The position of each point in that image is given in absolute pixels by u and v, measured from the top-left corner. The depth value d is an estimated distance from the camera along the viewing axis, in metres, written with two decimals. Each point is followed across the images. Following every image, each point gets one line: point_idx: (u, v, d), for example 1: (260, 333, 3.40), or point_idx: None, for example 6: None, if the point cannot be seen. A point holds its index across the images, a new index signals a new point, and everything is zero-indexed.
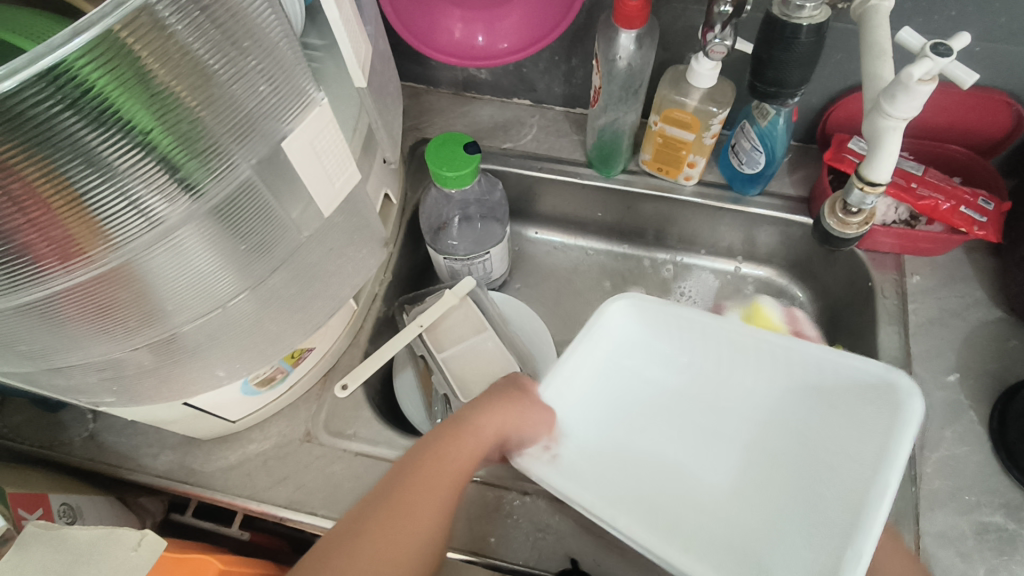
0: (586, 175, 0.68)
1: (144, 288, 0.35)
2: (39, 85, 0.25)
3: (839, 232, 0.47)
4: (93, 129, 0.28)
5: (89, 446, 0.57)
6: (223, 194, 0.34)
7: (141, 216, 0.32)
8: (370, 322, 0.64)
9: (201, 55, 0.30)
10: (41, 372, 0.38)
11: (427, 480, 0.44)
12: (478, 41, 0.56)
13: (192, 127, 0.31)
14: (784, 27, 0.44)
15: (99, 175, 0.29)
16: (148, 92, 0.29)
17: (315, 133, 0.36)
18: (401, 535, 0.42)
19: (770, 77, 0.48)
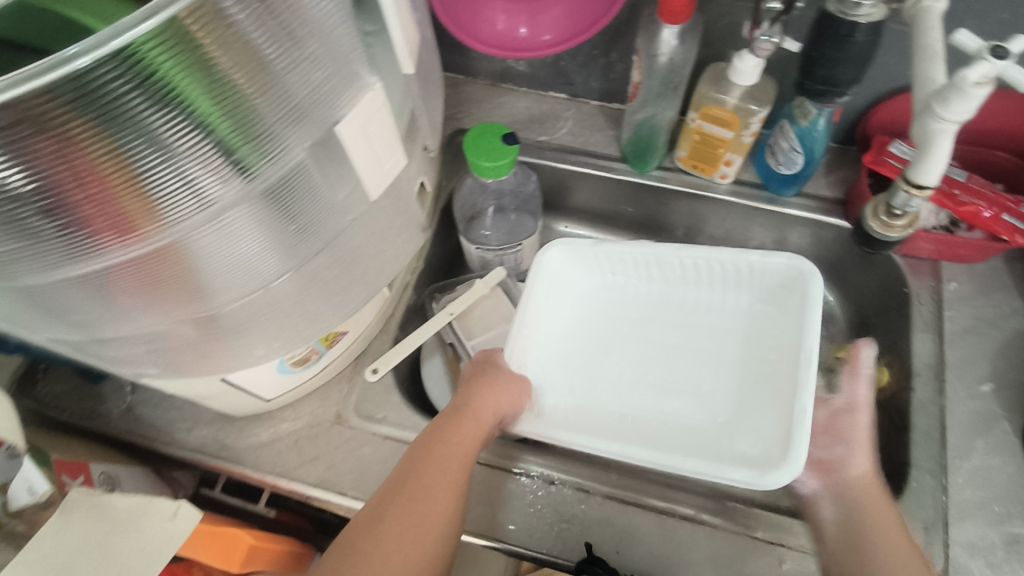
0: (619, 170, 0.68)
1: (193, 264, 0.35)
2: (109, 64, 0.26)
3: (881, 234, 0.48)
4: (155, 110, 0.28)
5: (126, 418, 0.58)
6: (274, 178, 0.35)
7: (195, 197, 0.32)
8: (401, 309, 0.65)
9: (259, 44, 0.30)
10: (88, 341, 0.39)
11: (444, 463, 0.46)
12: (520, 33, 0.56)
13: (249, 113, 0.32)
14: (841, 25, 0.43)
15: (158, 157, 0.30)
16: (210, 78, 0.30)
17: (367, 116, 0.37)
18: (424, 515, 0.43)
19: (820, 75, 0.47)
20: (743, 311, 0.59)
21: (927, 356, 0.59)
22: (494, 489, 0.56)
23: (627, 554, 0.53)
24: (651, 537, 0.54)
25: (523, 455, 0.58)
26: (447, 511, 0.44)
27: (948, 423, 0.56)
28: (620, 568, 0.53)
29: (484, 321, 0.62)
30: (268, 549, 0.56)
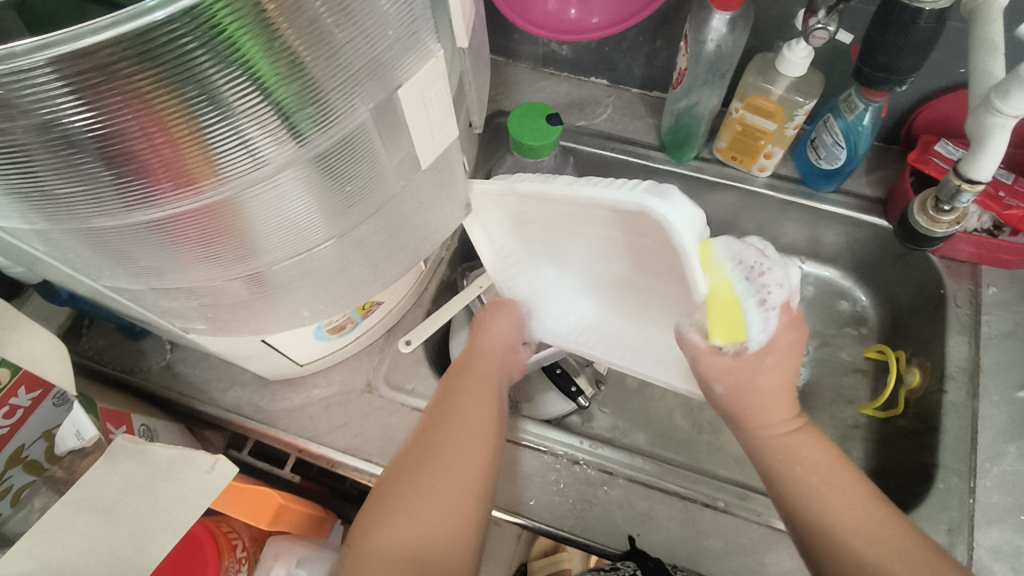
0: (656, 158, 0.68)
1: (245, 220, 0.36)
2: (181, 20, 0.26)
3: (927, 229, 0.48)
4: (218, 69, 0.28)
5: (165, 374, 0.60)
6: (328, 145, 0.35)
7: (249, 155, 0.33)
8: (433, 284, 0.66)
9: (322, 15, 0.30)
10: (148, 291, 0.41)
11: (463, 421, 0.49)
12: (570, 15, 0.56)
13: (309, 81, 0.32)
14: (903, 11, 0.43)
15: (220, 115, 0.30)
16: (273, 44, 0.29)
17: (427, 84, 0.37)
18: (447, 468, 0.46)
19: (880, 62, 0.47)
20: (625, 228, 0.46)
21: (961, 358, 0.58)
22: (513, 463, 0.57)
23: (650, 535, 0.54)
24: (672, 523, 0.54)
25: (543, 431, 0.59)
26: (474, 460, 0.47)
27: (981, 428, 0.55)
28: None
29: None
30: (295, 510, 0.57)
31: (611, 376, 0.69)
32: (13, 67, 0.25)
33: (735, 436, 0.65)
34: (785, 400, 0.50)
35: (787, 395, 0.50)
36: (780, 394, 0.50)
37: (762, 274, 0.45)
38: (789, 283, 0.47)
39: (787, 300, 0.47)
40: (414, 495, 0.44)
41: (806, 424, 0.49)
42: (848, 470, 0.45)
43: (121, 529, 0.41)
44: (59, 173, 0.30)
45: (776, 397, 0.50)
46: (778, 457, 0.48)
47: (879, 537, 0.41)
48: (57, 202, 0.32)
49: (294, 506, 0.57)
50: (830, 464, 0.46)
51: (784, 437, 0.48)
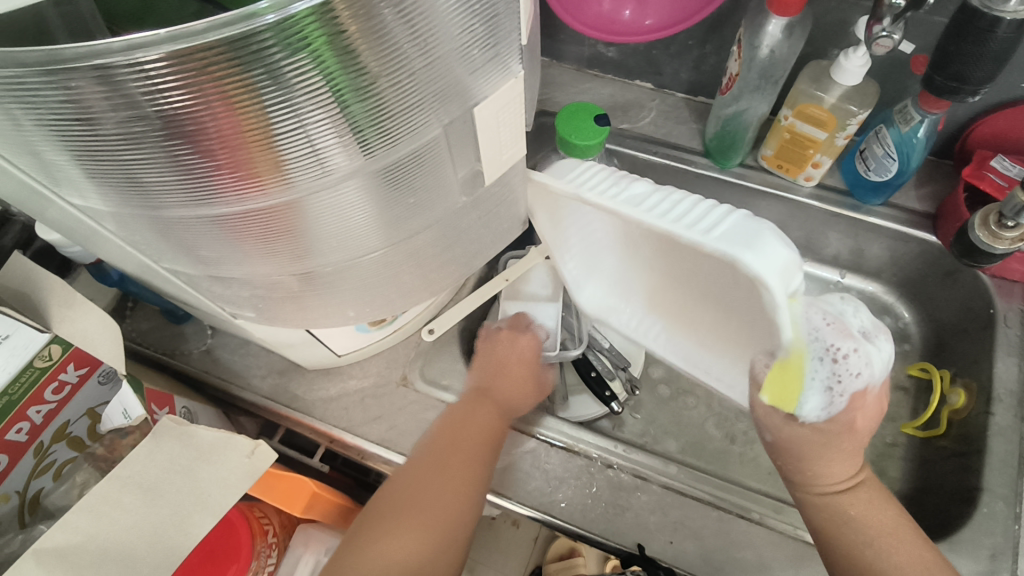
0: (700, 164, 0.67)
1: (307, 223, 0.37)
2: (270, 33, 0.26)
3: (987, 245, 0.47)
4: (302, 79, 0.29)
5: (205, 358, 0.61)
6: (393, 157, 0.35)
7: (317, 161, 0.33)
8: (471, 280, 0.65)
9: (405, 35, 0.30)
10: (204, 277, 0.41)
11: (474, 433, 0.52)
12: (624, 16, 0.56)
13: (385, 96, 0.32)
14: (982, 18, 0.42)
15: (293, 121, 0.31)
16: (355, 61, 0.30)
17: (504, 103, 0.37)
18: (458, 469, 0.49)
19: (951, 71, 0.46)
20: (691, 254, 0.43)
21: (1010, 380, 0.56)
22: (542, 464, 0.57)
23: (679, 545, 0.53)
24: (705, 532, 0.53)
25: (576, 433, 0.59)
26: (471, 483, 0.49)
27: None
28: (672, 558, 0.53)
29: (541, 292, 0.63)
30: (330, 500, 0.57)
31: (644, 382, 0.69)
32: (108, 65, 0.25)
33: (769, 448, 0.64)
34: (847, 459, 0.47)
35: (848, 455, 0.47)
36: (846, 453, 0.47)
37: (833, 360, 0.43)
38: (868, 370, 0.45)
39: (862, 387, 0.45)
40: (422, 494, 0.47)
41: (859, 482, 0.47)
42: (907, 528, 0.45)
43: (162, 508, 0.41)
44: (142, 163, 0.31)
45: (841, 458, 0.47)
46: (827, 522, 0.46)
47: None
48: (132, 188, 0.33)
49: (328, 496, 0.57)
50: (886, 530, 0.45)
51: (836, 500, 0.47)
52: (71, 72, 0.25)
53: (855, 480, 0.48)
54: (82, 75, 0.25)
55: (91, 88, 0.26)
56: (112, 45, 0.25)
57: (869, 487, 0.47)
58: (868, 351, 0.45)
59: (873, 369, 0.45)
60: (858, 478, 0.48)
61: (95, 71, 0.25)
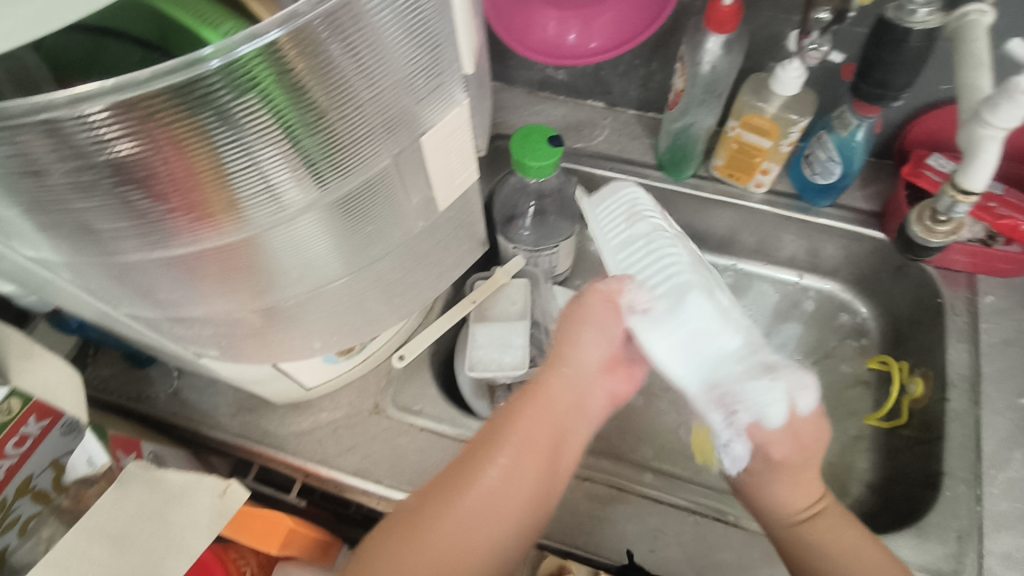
0: (654, 177, 0.69)
1: (266, 257, 0.37)
2: (217, 77, 0.27)
3: (923, 240, 0.49)
4: (251, 118, 0.30)
5: (172, 401, 0.60)
6: (348, 189, 0.36)
7: (272, 197, 0.34)
8: (439, 304, 0.66)
9: (351, 69, 0.31)
10: (164, 319, 0.41)
11: (532, 436, 0.43)
12: (569, 39, 0.58)
13: (334, 129, 0.33)
14: (895, 29, 0.45)
15: (245, 159, 0.31)
16: (301, 96, 0.31)
17: (451, 131, 0.38)
18: (490, 492, 0.41)
19: (875, 78, 0.49)
20: None
21: (962, 366, 0.59)
22: None
23: (661, 551, 0.53)
24: (684, 536, 0.54)
25: None
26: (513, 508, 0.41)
27: (985, 436, 0.56)
28: (655, 566, 0.53)
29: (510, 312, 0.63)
30: (306, 534, 0.56)
31: None
32: (55, 119, 0.26)
33: None
34: (806, 488, 0.47)
35: (808, 484, 0.47)
36: (804, 481, 0.47)
37: (710, 414, 0.44)
38: (759, 407, 0.43)
39: (755, 423, 0.43)
40: (446, 520, 0.40)
41: (820, 506, 0.48)
42: (877, 557, 0.45)
43: (132, 555, 0.41)
44: (96, 211, 0.31)
45: (796, 487, 0.47)
46: (803, 555, 0.46)
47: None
48: (86, 238, 0.33)
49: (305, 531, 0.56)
50: (853, 549, 0.46)
51: (805, 530, 0.47)
52: (18, 128, 0.26)
53: (817, 507, 0.48)
54: (29, 130, 0.26)
55: (39, 141, 0.27)
56: (56, 100, 0.25)
57: (832, 508, 0.48)
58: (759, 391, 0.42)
59: (766, 407, 0.42)
60: (819, 503, 0.48)
61: (42, 125, 0.26)
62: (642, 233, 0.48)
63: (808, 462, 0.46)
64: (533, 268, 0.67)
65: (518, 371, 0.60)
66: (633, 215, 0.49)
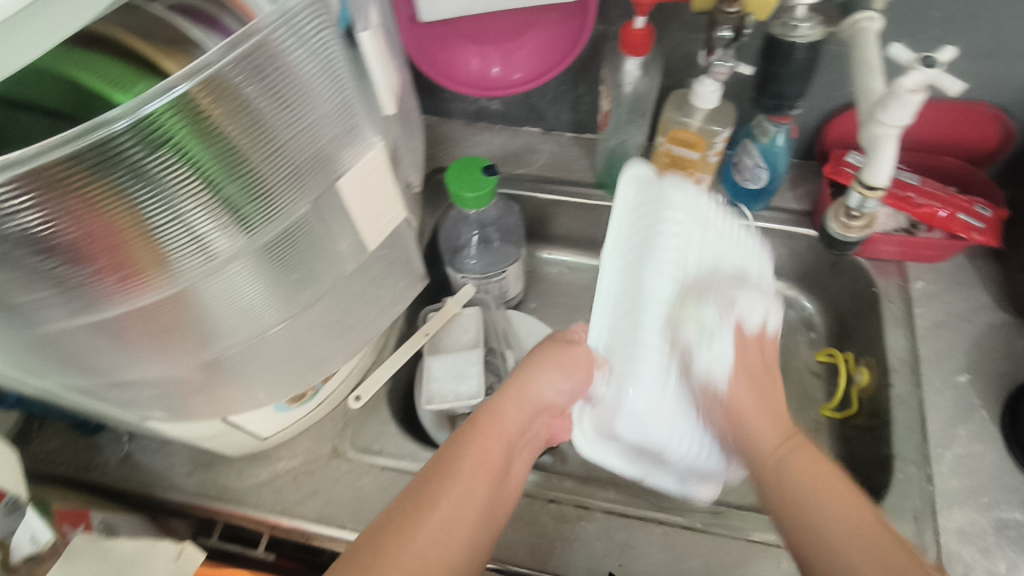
0: (597, 197, 0.70)
1: (199, 312, 0.37)
2: (130, 134, 0.28)
3: (841, 235, 0.52)
4: (167, 171, 0.30)
5: (123, 467, 0.59)
6: (275, 233, 0.37)
7: (200, 249, 0.34)
8: (392, 340, 0.66)
9: (264, 112, 0.33)
10: (102, 386, 0.40)
11: (483, 457, 0.48)
12: (493, 72, 0.59)
13: (253, 174, 0.34)
14: (781, 44, 0.48)
15: (168, 213, 0.32)
16: (215, 144, 0.32)
17: (369, 173, 0.40)
18: (448, 509, 0.44)
19: (771, 91, 0.52)
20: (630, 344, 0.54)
21: (901, 351, 0.61)
22: None
23: (630, 565, 0.54)
24: (652, 550, 0.54)
25: None
26: (471, 522, 0.44)
27: (929, 417, 0.58)
28: None
29: (463, 342, 0.64)
30: None
31: None
32: None
33: None
34: (767, 411, 0.50)
35: (772, 411, 0.50)
36: (765, 409, 0.51)
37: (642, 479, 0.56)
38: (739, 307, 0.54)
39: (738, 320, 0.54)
40: (412, 543, 0.41)
41: (794, 440, 0.48)
42: (839, 481, 0.44)
43: None
44: (15, 285, 0.31)
45: (764, 415, 0.50)
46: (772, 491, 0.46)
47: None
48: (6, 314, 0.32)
49: None
50: (816, 475, 0.45)
51: (770, 465, 0.47)
52: None
53: (785, 444, 0.48)
54: None
55: None
56: None
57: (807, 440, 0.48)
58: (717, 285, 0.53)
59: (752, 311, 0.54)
60: (789, 442, 0.48)
61: None
62: (640, 289, 0.51)
63: (760, 384, 0.52)
64: (484, 294, 0.68)
65: (475, 400, 0.60)
66: (643, 258, 0.51)
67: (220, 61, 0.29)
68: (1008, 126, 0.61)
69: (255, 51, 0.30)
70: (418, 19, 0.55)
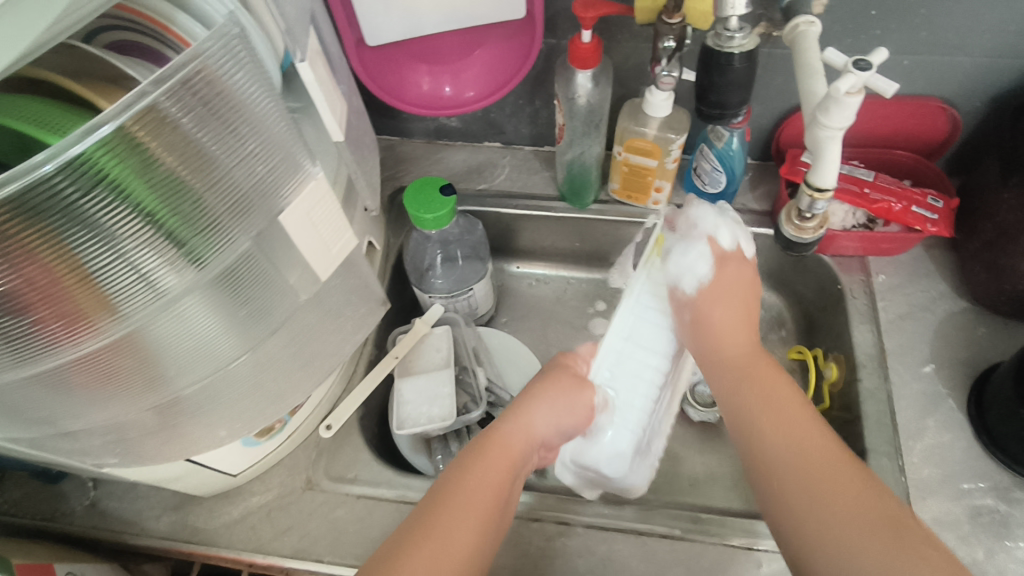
0: (560, 209, 0.71)
1: (149, 354, 0.36)
2: (64, 174, 0.27)
3: (796, 237, 0.52)
4: (106, 210, 0.30)
5: (90, 514, 0.57)
6: (223, 265, 0.36)
7: (147, 287, 0.33)
8: (362, 366, 0.65)
9: (203, 141, 0.32)
10: (48, 437, 0.39)
11: (476, 487, 0.46)
12: (446, 92, 0.59)
13: (196, 207, 0.33)
14: (719, 56, 0.49)
15: (110, 254, 0.31)
16: (154, 178, 0.31)
17: (312, 204, 0.40)
18: (446, 536, 0.42)
19: (713, 100, 0.52)
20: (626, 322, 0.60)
21: (868, 345, 0.62)
22: None
23: None
24: (633, 561, 0.54)
25: None
26: (466, 552, 0.42)
27: (897, 409, 0.58)
28: None
29: (433, 363, 0.63)
30: None
31: None
32: None
33: (691, 460, 0.66)
34: (741, 331, 0.54)
35: (743, 327, 0.54)
36: (735, 325, 0.54)
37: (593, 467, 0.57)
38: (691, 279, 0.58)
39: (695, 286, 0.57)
40: (415, 565, 0.40)
41: (759, 371, 0.50)
42: (807, 428, 0.44)
43: None
44: None
45: (733, 326, 0.54)
46: (741, 415, 0.48)
47: (810, 443, 0.43)
48: None
49: None
50: (791, 419, 0.45)
51: (739, 392, 0.49)
52: None
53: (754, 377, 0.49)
54: None
55: None
56: None
57: (772, 366, 0.51)
58: (704, 226, 0.59)
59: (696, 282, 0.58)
60: (754, 379, 0.49)
61: None
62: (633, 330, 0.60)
63: (732, 304, 0.56)
64: (453, 312, 0.67)
65: (447, 422, 0.59)
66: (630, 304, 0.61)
67: (154, 92, 0.29)
68: (955, 116, 0.62)
69: (191, 76, 0.30)
70: (367, 43, 0.56)
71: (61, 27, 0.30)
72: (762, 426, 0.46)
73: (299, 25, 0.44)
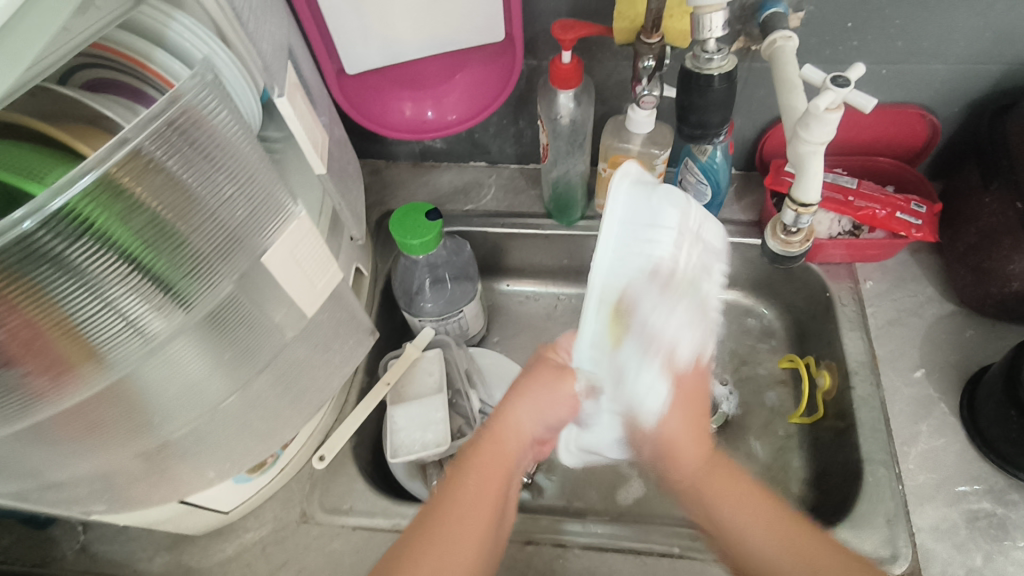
0: (547, 226, 0.71)
1: (137, 399, 0.36)
2: (48, 225, 0.27)
3: (783, 251, 0.52)
4: (91, 257, 0.29)
5: (81, 558, 0.56)
6: (209, 306, 0.36)
7: (133, 331, 0.32)
8: (354, 394, 0.64)
9: (187, 181, 0.32)
10: (34, 489, 0.38)
11: (473, 505, 0.45)
12: (428, 116, 0.59)
13: (181, 248, 0.33)
14: (698, 78, 0.49)
15: (94, 300, 0.30)
16: (137, 222, 0.30)
17: (295, 242, 0.39)
18: (444, 553, 0.42)
19: (694, 120, 0.53)
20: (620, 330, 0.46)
21: (859, 352, 0.62)
22: None
23: None
24: None
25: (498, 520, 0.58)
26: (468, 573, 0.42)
27: (891, 415, 0.58)
28: None
29: (425, 388, 0.62)
30: None
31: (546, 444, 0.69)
32: None
33: None
34: (694, 440, 0.50)
35: (698, 418, 0.50)
36: (694, 432, 0.50)
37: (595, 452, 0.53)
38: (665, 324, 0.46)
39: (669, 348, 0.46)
40: None
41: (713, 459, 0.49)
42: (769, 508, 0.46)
43: None
44: None
45: (689, 434, 0.50)
46: (701, 506, 0.48)
47: (768, 520, 0.45)
48: None
49: None
50: (752, 495, 0.47)
51: (697, 475, 0.49)
52: None
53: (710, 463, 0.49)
54: None
55: None
56: None
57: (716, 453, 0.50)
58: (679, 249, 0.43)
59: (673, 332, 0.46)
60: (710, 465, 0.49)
61: None
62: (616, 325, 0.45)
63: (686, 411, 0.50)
64: (443, 334, 0.67)
65: (441, 448, 0.58)
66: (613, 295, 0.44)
67: (138, 138, 0.29)
68: (934, 121, 0.63)
69: (175, 118, 0.30)
70: (348, 71, 0.56)
71: (34, 73, 0.29)
72: (733, 519, 0.46)
73: (278, 59, 0.44)
